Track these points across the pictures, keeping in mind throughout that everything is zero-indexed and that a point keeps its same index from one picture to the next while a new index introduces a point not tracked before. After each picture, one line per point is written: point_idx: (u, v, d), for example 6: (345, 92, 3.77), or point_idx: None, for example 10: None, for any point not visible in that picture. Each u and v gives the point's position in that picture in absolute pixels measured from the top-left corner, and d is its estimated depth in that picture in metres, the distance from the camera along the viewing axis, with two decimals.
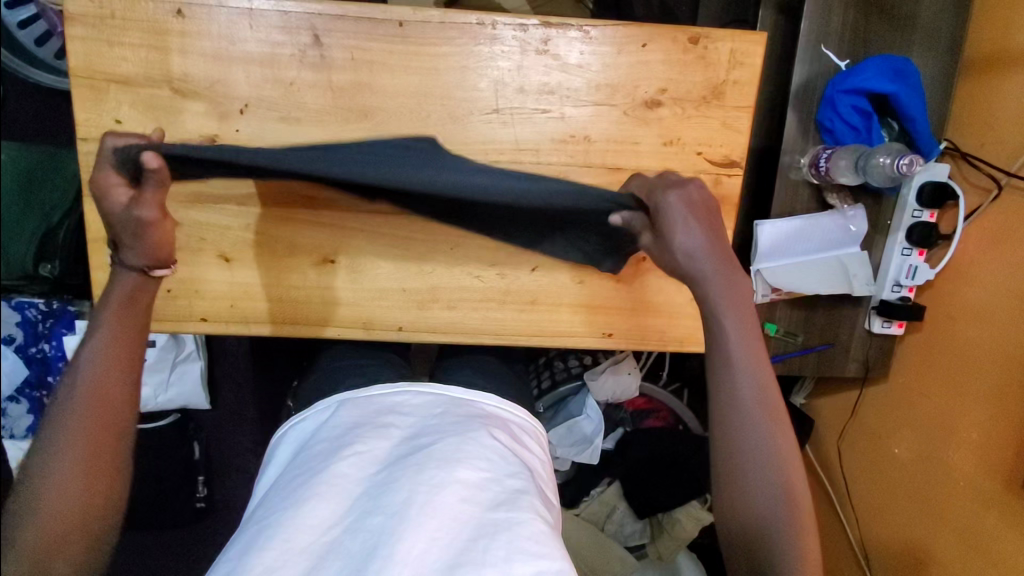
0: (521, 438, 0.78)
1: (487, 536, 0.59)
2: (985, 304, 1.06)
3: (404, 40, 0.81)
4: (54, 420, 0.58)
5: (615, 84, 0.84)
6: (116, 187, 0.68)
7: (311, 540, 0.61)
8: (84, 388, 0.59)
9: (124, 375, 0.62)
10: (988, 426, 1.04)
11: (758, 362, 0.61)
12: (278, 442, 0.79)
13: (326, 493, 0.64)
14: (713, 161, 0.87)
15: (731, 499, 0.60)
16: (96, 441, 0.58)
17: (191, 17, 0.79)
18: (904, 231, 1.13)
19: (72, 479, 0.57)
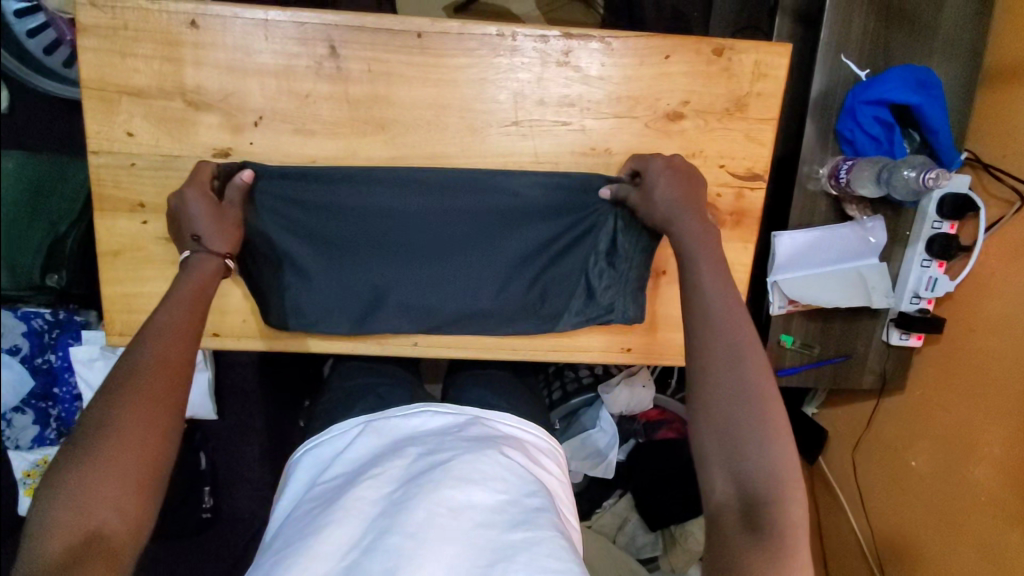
0: (539, 459, 0.76)
1: (506, 559, 0.58)
2: (1008, 316, 1.04)
3: (423, 51, 0.79)
4: (114, 389, 0.56)
5: (637, 96, 0.82)
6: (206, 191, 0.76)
7: (328, 567, 0.58)
8: (152, 354, 0.59)
9: (176, 374, 0.59)
10: (1013, 437, 1.01)
11: (748, 338, 0.59)
12: (293, 468, 0.77)
13: (343, 518, 0.62)
14: (736, 175, 0.86)
15: (712, 444, 0.55)
16: (137, 446, 0.54)
17: (205, 28, 0.77)
18: (924, 242, 1.12)
19: (129, 448, 0.54)
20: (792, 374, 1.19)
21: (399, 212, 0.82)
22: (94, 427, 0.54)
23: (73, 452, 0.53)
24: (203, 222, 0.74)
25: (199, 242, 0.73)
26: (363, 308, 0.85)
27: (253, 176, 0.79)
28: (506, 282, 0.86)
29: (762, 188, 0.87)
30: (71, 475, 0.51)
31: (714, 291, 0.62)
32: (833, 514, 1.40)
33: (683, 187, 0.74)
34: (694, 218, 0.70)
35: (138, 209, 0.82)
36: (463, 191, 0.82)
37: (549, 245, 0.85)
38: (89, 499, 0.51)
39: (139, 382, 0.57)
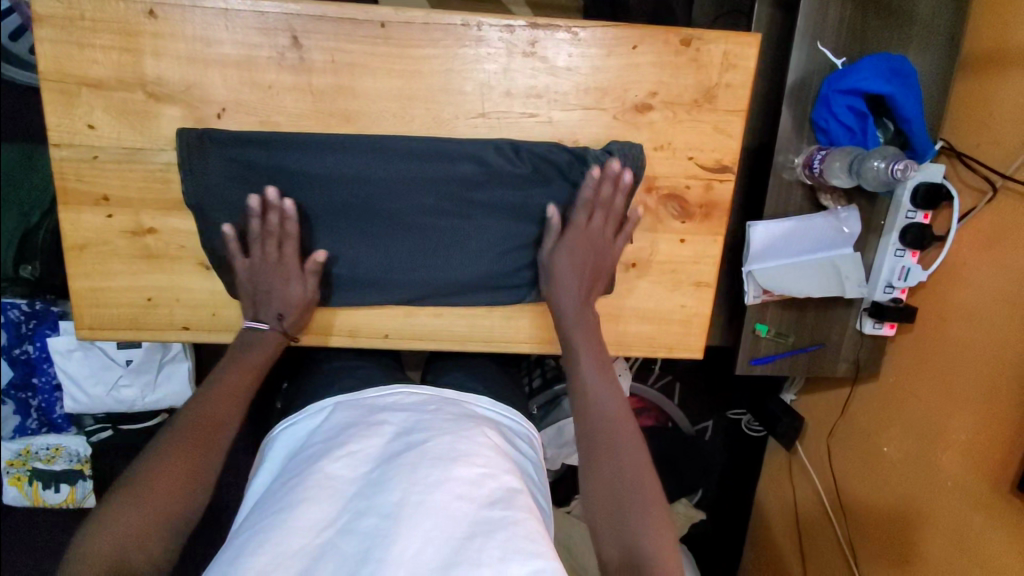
0: (523, 443, 0.75)
1: (482, 535, 0.56)
2: (983, 299, 1.04)
3: (387, 42, 0.78)
4: (167, 438, 0.67)
5: (605, 87, 0.81)
6: (282, 267, 0.82)
7: (304, 543, 0.57)
8: (201, 413, 0.70)
9: (216, 436, 0.69)
10: (988, 409, 1.02)
11: (624, 417, 0.70)
12: (269, 445, 0.75)
13: (319, 494, 0.60)
14: (705, 167, 0.86)
15: (611, 524, 0.63)
16: (169, 482, 0.62)
17: (164, 18, 0.76)
18: (898, 232, 1.12)
19: (165, 485, 0.62)
20: (766, 362, 1.20)
21: (351, 196, 0.82)
22: (145, 471, 0.63)
23: (121, 487, 0.61)
24: (287, 301, 0.83)
25: (280, 320, 0.83)
26: (332, 277, 0.86)
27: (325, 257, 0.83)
28: (474, 247, 0.86)
29: (731, 180, 0.87)
30: (114, 511, 0.59)
31: (593, 382, 0.74)
32: (810, 500, 1.42)
33: (586, 269, 0.83)
34: (579, 318, 0.82)
35: (102, 202, 0.82)
36: (437, 159, 0.81)
37: (519, 208, 0.84)
38: (120, 529, 0.58)
39: (183, 438, 0.66)
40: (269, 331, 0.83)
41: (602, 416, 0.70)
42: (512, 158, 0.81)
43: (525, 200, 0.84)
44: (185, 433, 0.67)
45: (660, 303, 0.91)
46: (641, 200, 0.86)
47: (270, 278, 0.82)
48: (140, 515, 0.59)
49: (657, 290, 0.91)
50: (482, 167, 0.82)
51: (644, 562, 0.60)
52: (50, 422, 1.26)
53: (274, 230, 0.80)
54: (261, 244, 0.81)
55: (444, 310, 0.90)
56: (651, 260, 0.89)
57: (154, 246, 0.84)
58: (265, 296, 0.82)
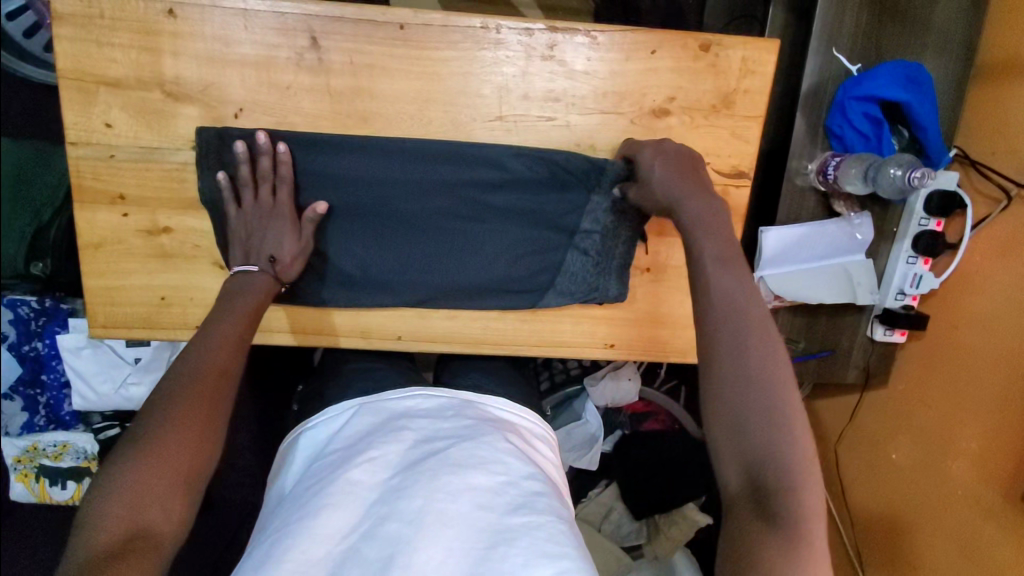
0: (540, 446, 0.74)
1: (504, 542, 0.56)
2: (997, 313, 1.03)
3: (406, 44, 0.78)
4: (169, 388, 0.59)
5: (623, 91, 0.81)
6: (276, 211, 0.79)
7: (326, 551, 0.57)
8: (204, 359, 0.62)
9: (223, 390, 0.61)
10: (1000, 421, 1.01)
11: (764, 319, 0.58)
12: (288, 445, 0.76)
13: (340, 501, 0.60)
14: (721, 172, 0.85)
15: (726, 438, 0.54)
16: (185, 438, 0.56)
17: (184, 18, 0.76)
18: (910, 239, 1.11)
19: (178, 441, 0.55)
20: None
21: (367, 199, 0.82)
22: (148, 434, 0.55)
23: (124, 454, 0.54)
24: (281, 246, 0.79)
25: (272, 265, 0.79)
26: (347, 279, 0.86)
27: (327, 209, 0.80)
28: (489, 252, 0.85)
29: (748, 186, 0.86)
30: (120, 478, 0.52)
31: (719, 276, 0.61)
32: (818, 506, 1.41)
33: (677, 168, 0.73)
34: (700, 203, 0.68)
35: (118, 201, 0.82)
36: (457, 163, 0.81)
37: (534, 213, 0.84)
38: (137, 489, 0.52)
39: (186, 394, 0.59)
40: (257, 274, 0.77)
41: (735, 324, 0.57)
42: (531, 164, 0.81)
43: (541, 205, 0.84)
44: (188, 387, 0.59)
45: (674, 308, 0.91)
46: None
47: (262, 221, 0.79)
48: (157, 474, 0.53)
49: (672, 295, 0.90)
50: (500, 172, 0.82)
51: (768, 484, 0.51)
52: (57, 419, 1.27)
53: (267, 173, 0.78)
54: (254, 190, 0.79)
55: (457, 312, 0.89)
56: (667, 265, 0.89)
57: (169, 246, 0.84)
58: (257, 241, 0.79)
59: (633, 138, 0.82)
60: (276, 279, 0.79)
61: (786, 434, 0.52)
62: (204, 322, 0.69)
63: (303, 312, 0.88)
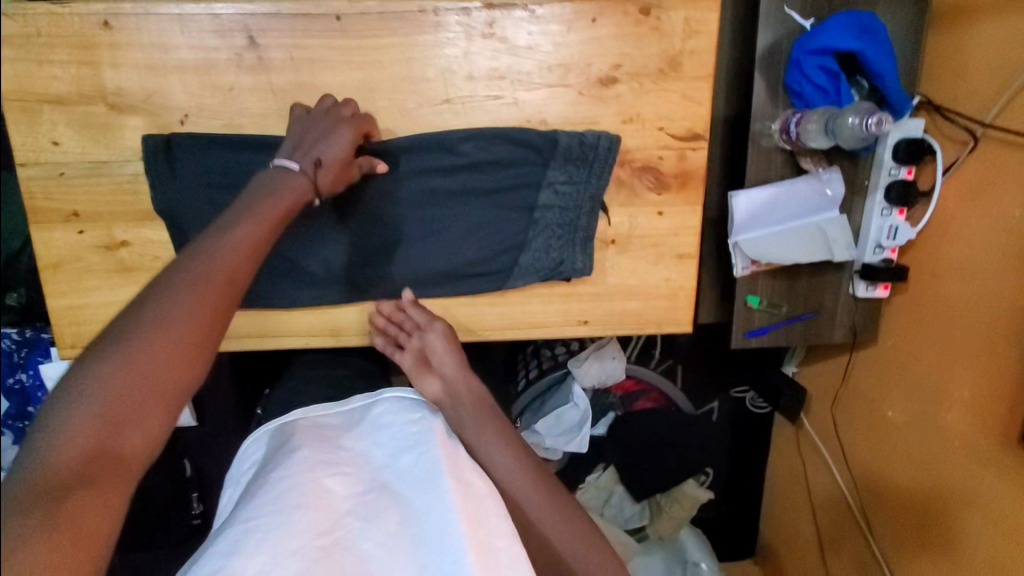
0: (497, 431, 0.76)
1: (477, 552, 0.54)
2: (972, 258, 1.02)
3: (344, 35, 0.77)
4: (174, 285, 0.53)
5: (568, 63, 0.81)
6: (348, 120, 0.75)
7: (300, 544, 0.52)
8: (214, 262, 0.57)
9: (230, 299, 0.56)
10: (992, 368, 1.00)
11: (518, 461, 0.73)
12: (245, 452, 0.71)
13: (314, 503, 0.56)
14: (676, 136, 0.84)
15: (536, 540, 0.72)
16: (179, 347, 0.51)
17: (119, 28, 0.76)
18: (882, 191, 1.11)
19: (172, 350, 0.50)
20: (761, 334, 1.19)
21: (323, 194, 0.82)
22: (131, 342, 0.49)
23: (105, 354, 0.49)
24: (330, 152, 0.73)
25: (315, 169, 0.70)
26: (312, 277, 0.85)
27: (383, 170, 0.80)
28: (450, 237, 0.85)
29: (705, 148, 0.85)
30: (93, 388, 0.47)
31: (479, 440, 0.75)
32: (819, 473, 1.40)
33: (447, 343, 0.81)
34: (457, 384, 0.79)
35: (72, 218, 0.81)
36: (412, 152, 0.81)
37: (492, 192, 0.83)
38: (112, 398, 0.47)
39: (189, 295, 0.53)
40: (297, 175, 0.69)
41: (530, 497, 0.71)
42: (482, 145, 0.81)
43: (497, 183, 0.83)
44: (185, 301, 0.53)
45: (643, 278, 0.89)
46: (614, 174, 0.85)
47: (322, 128, 0.73)
48: (144, 379, 0.49)
49: (640, 266, 0.89)
50: (451, 156, 0.81)
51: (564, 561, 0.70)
52: None
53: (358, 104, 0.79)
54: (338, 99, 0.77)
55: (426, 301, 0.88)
56: (631, 235, 0.88)
57: (128, 260, 0.83)
58: (312, 138, 0.72)
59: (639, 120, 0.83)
60: (316, 183, 0.71)
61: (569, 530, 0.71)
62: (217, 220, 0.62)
63: (269, 312, 0.87)
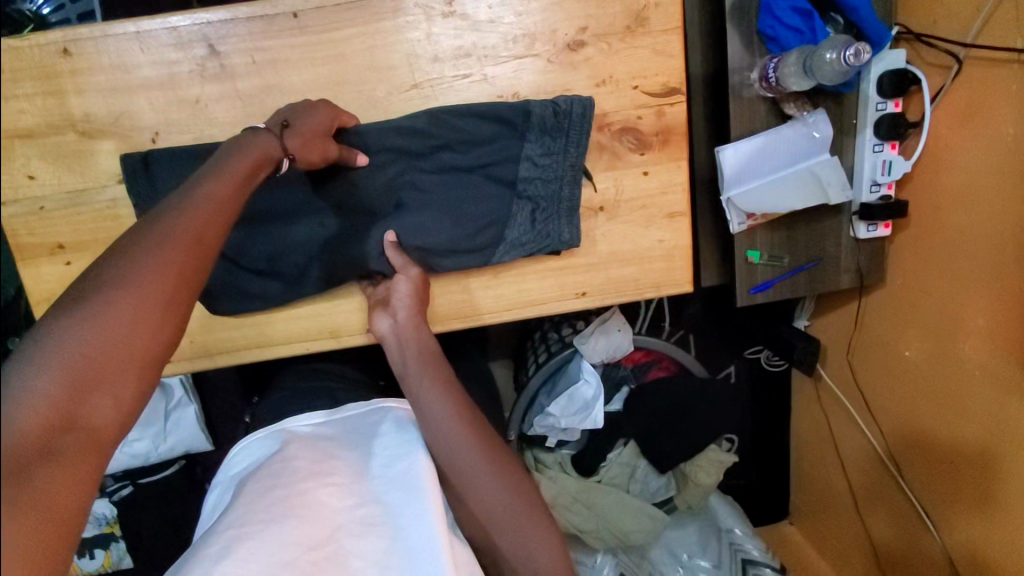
0: (451, 388, 0.75)
1: None
2: (971, 185, 1.00)
3: (304, 32, 0.77)
4: (129, 258, 0.53)
5: (533, 32, 0.80)
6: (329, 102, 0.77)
7: (291, 558, 0.53)
8: (171, 234, 0.56)
9: (188, 272, 0.55)
10: (996, 310, 0.99)
11: (460, 420, 0.71)
12: (236, 454, 0.71)
13: (308, 515, 0.56)
14: (652, 93, 0.83)
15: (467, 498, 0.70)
16: (135, 320, 0.51)
17: (79, 53, 0.75)
18: (872, 127, 1.08)
19: (129, 325, 0.51)
20: (766, 288, 1.16)
21: (305, 195, 0.82)
22: (93, 314, 0.50)
23: (68, 321, 0.50)
24: (303, 121, 0.72)
25: (283, 129, 0.70)
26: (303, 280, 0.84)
27: (363, 160, 0.79)
28: (427, 221, 0.82)
29: (682, 101, 0.84)
30: (59, 356, 0.48)
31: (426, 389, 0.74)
32: (842, 423, 1.38)
33: (414, 302, 0.81)
34: (415, 337, 0.79)
35: (57, 250, 0.80)
36: (385, 143, 0.80)
37: (468, 170, 0.82)
38: (72, 366, 0.48)
39: (145, 267, 0.53)
40: (263, 134, 0.69)
41: (463, 452, 0.69)
42: (457, 127, 0.80)
43: (473, 160, 0.82)
44: (144, 272, 0.53)
45: (637, 242, 0.88)
46: (594, 139, 0.84)
47: (302, 104, 0.75)
48: (102, 350, 0.50)
49: (632, 230, 0.87)
50: (425, 141, 0.80)
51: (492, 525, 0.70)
52: None
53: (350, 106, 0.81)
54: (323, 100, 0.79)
55: None
56: (619, 200, 0.86)
57: None
58: (289, 110, 0.73)
59: (612, 80, 0.82)
60: (280, 142, 0.70)
61: (505, 496, 0.70)
62: (176, 191, 0.61)
63: (266, 322, 0.86)
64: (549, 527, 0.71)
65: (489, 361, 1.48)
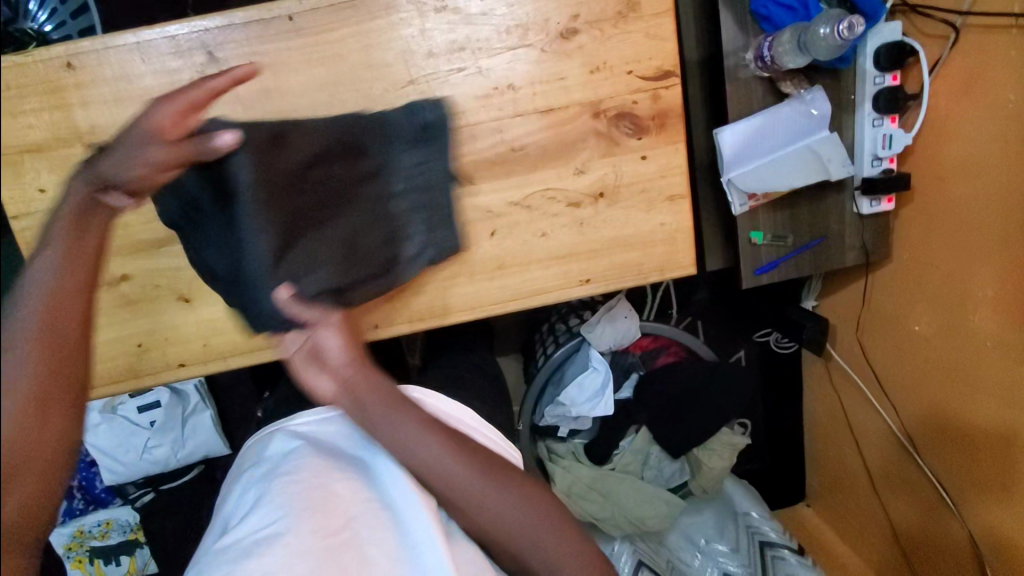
0: (431, 426, 0.67)
1: None
2: (973, 156, 1.00)
3: (300, 34, 0.78)
4: None
5: (525, 23, 0.81)
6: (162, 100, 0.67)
7: (308, 545, 0.56)
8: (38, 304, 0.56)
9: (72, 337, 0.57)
10: (1000, 281, 0.99)
11: (451, 457, 0.65)
12: (247, 449, 0.74)
13: (322, 506, 0.60)
14: (646, 77, 0.84)
15: (484, 527, 0.67)
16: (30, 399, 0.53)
17: (82, 66, 0.77)
18: (870, 101, 1.08)
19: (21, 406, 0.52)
20: (771, 269, 1.16)
21: None
22: None
23: None
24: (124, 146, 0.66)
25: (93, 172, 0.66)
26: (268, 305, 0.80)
27: (229, 146, 0.68)
28: (317, 251, 0.75)
29: (677, 83, 0.84)
30: None
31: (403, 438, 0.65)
32: (854, 400, 1.38)
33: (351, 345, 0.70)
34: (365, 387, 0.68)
35: None
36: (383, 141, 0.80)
37: (347, 186, 0.78)
38: None
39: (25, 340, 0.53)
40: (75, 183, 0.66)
41: (460, 481, 0.65)
42: None
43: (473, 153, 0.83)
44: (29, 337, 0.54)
45: (638, 226, 0.88)
46: (591, 126, 0.85)
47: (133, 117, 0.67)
48: None
49: (634, 214, 0.88)
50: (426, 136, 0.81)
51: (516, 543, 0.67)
52: (95, 498, 1.30)
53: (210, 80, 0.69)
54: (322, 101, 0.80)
55: (424, 286, 0.88)
56: (619, 185, 0.87)
57: (134, 292, 0.86)
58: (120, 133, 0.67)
59: (606, 66, 0.83)
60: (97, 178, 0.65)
61: (523, 513, 0.67)
62: (36, 244, 0.62)
63: None
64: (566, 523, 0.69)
65: (497, 356, 1.49)
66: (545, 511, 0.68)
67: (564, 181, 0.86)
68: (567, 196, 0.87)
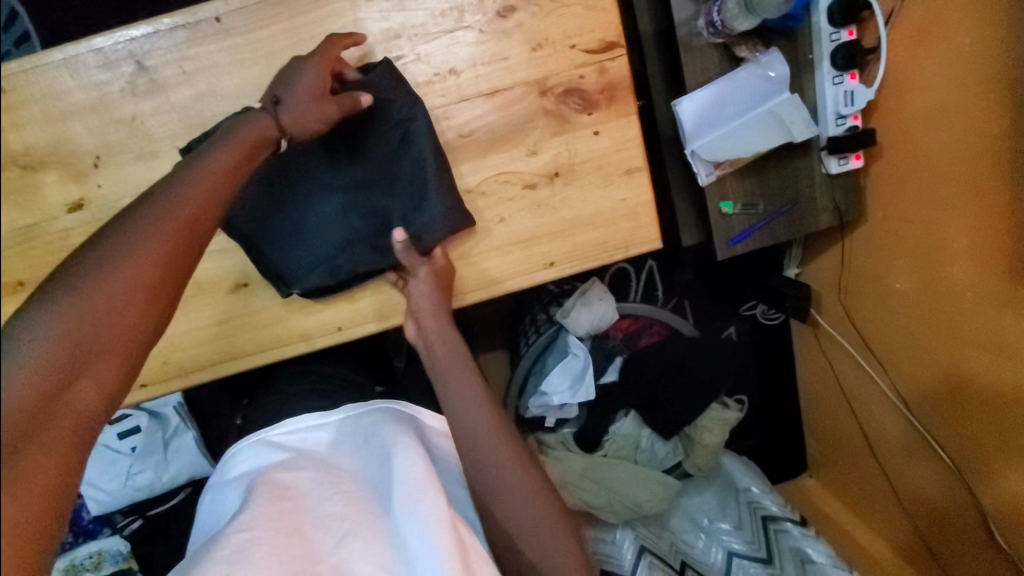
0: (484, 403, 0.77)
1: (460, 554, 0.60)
2: (938, 105, 0.98)
3: (229, 35, 0.76)
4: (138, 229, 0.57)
5: (460, 5, 0.79)
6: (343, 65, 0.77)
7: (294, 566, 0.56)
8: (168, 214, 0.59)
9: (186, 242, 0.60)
10: (974, 229, 0.97)
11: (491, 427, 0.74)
12: (234, 459, 0.76)
13: None
14: (591, 50, 0.82)
15: (501, 508, 0.71)
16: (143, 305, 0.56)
17: (10, 87, 0.75)
18: (828, 59, 1.05)
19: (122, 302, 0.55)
20: (744, 238, 1.14)
21: (258, 195, 0.80)
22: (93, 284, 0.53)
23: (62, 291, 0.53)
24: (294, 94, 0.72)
25: (274, 107, 0.71)
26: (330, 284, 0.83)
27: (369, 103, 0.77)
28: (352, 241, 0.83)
29: (623, 54, 0.83)
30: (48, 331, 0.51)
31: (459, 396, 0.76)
32: (843, 364, 1.36)
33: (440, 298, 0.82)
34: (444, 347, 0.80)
35: (19, 287, 0.79)
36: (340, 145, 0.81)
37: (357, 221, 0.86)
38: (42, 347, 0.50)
39: (152, 236, 0.58)
40: (258, 114, 0.71)
41: (489, 429, 0.73)
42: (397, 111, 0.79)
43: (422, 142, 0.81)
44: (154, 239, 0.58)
45: (597, 204, 0.86)
46: (539, 105, 0.83)
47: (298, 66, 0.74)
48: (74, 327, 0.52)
49: (592, 192, 0.86)
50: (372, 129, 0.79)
51: (524, 530, 0.70)
52: (83, 531, 1.27)
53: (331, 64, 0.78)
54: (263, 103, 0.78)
55: (383, 284, 0.85)
56: (573, 163, 0.85)
57: None
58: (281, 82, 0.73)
59: (548, 42, 0.81)
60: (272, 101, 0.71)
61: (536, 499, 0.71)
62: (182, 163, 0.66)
63: (237, 333, 0.86)
64: (547, 495, 0.72)
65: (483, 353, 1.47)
66: (553, 504, 0.72)
67: (516, 164, 0.84)
68: (522, 179, 0.85)
